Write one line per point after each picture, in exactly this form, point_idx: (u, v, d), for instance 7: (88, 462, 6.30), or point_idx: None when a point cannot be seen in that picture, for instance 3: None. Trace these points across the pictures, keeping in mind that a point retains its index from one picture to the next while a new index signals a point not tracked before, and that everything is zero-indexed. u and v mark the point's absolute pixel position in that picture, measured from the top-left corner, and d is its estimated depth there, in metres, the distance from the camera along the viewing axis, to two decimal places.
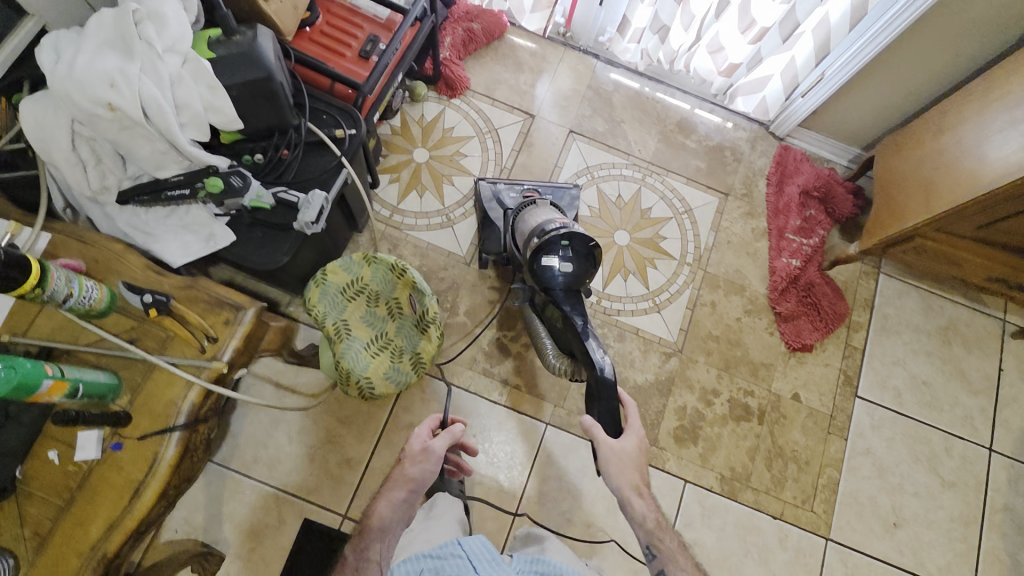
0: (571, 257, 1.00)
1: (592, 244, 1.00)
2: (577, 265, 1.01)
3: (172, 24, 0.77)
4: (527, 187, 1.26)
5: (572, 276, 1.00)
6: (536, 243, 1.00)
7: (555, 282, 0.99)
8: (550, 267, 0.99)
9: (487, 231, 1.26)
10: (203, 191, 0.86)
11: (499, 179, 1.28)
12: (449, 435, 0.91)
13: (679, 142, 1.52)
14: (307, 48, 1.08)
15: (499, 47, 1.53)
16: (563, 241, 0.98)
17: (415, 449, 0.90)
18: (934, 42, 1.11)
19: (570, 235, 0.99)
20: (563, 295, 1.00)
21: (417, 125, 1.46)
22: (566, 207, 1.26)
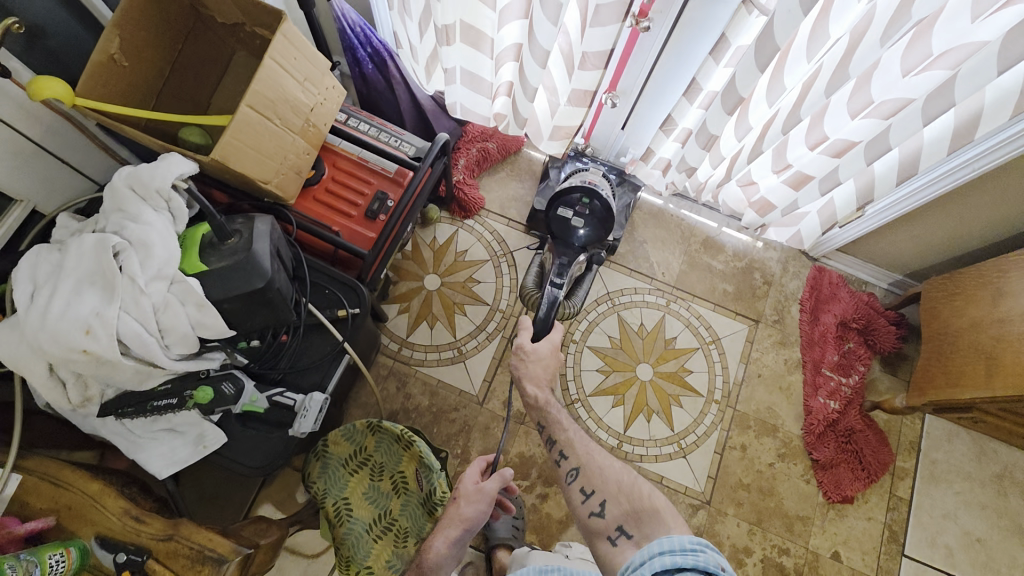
0: (585, 216, 1.15)
1: (608, 216, 1.15)
2: (587, 227, 1.16)
3: (158, 251, 0.71)
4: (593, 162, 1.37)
5: (578, 228, 1.16)
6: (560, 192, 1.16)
7: (564, 229, 1.16)
8: (566, 218, 1.15)
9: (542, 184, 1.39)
10: (192, 401, 0.80)
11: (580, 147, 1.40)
12: (500, 478, 0.94)
13: (704, 263, 1.43)
14: (310, 209, 1.03)
15: (516, 161, 1.47)
16: (583, 198, 1.13)
17: (470, 490, 0.94)
18: (990, 197, 1.03)
19: (592, 196, 1.13)
20: (562, 237, 1.18)
21: (429, 249, 1.40)
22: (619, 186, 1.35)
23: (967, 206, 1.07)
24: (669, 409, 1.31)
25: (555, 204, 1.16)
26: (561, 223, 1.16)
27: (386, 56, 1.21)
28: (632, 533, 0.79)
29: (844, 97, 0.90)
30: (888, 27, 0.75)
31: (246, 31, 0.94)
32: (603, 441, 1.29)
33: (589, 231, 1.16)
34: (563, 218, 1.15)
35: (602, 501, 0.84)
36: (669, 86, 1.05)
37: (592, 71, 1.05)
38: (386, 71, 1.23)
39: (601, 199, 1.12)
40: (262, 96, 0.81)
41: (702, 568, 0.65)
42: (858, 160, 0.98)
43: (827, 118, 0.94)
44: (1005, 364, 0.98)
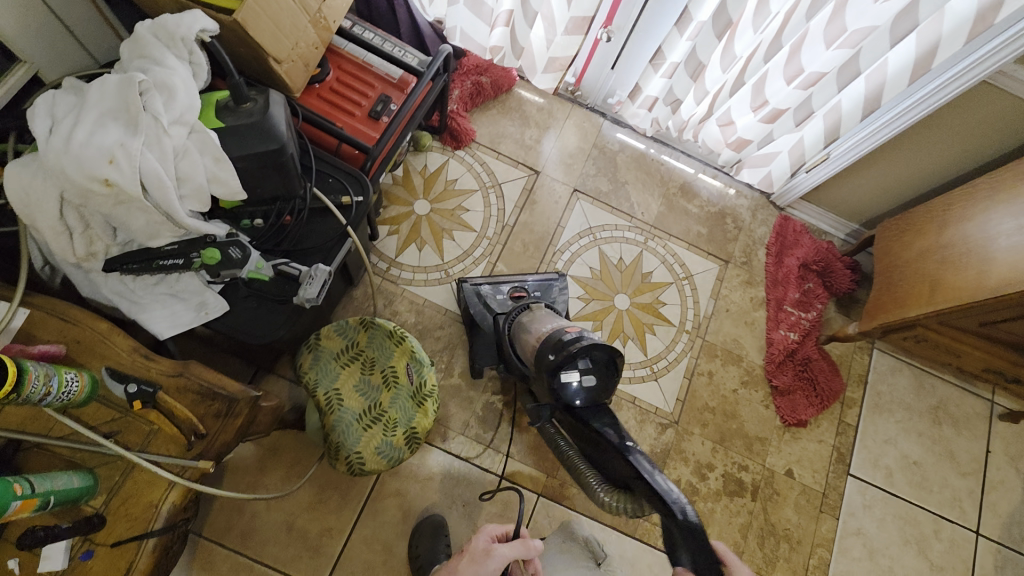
0: (591, 369, 0.88)
1: (613, 354, 0.87)
2: (596, 382, 0.88)
3: (180, 96, 0.73)
4: (513, 286, 1.22)
5: (593, 390, 0.88)
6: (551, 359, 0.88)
7: (573, 400, 0.87)
8: (571, 384, 0.87)
9: (477, 337, 1.21)
10: (199, 262, 0.82)
11: (481, 280, 1.23)
12: (519, 546, 0.78)
13: (681, 207, 1.51)
14: (314, 105, 1.05)
15: (507, 99, 1.51)
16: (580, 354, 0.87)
17: (478, 549, 0.78)
18: (939, 135, 1.15)
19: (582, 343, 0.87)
20: (579, 411, 0.88)
21: (420, 175, 1.43)
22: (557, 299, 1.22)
23: (918, 146, 1.19)
24: (643, 336, 1.39)
25: (554, 381, 0.87)
26: (575, 395, 0.87)
27: None
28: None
29: (822, 24, 0.99)
30: None
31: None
32: None
33: (605, 388, 0.89)
34: (570, 383, 0.87)
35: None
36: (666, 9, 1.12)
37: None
38: None
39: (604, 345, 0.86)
40: None
41: None
42: (829, 88, 1.09)
43: (806, 44, 1.03)
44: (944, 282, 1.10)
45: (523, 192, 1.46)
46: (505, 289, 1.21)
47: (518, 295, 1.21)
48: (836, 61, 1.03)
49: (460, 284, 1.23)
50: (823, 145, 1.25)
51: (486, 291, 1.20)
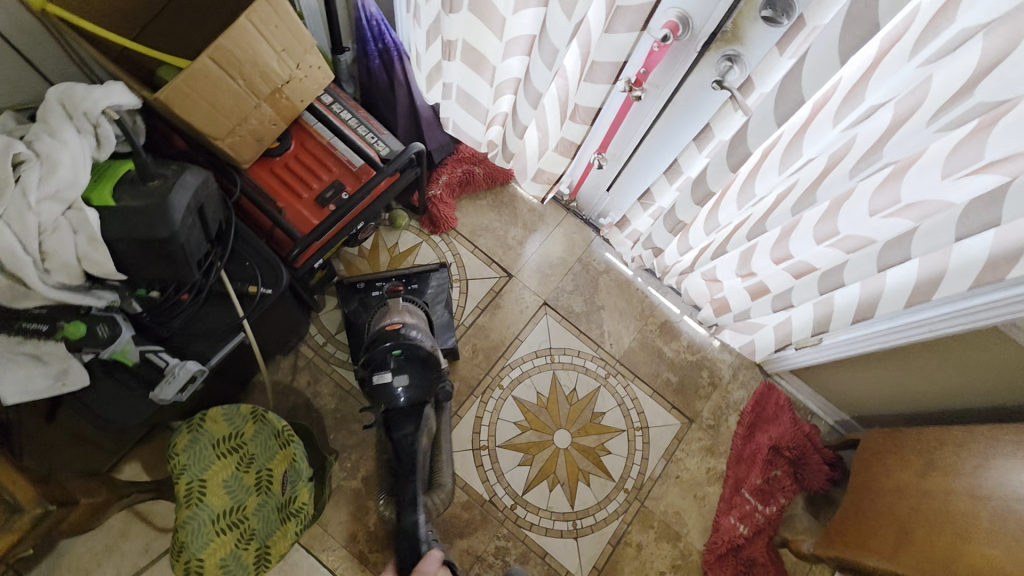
0: (405, 374, 1.02)
1: (423, 350, 1.03)
2: (408, 387, 1.02)
3: (62, 171, 0.69)
4: (389, 281, 1.23)
5: (410, 386, 1.02)
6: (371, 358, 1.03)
7: (393, 400, 1.01)
8: (386, 386, 1.01)
9: (349, 334, 1.21)
10: (61, 333, 0.77)
11: (358, 278, 1.22)
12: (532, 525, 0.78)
13: (656, 347, 1.39)
14: (262, 180, 1.00)
15: (500, 193, 1.44)
16: (392, 355, 1.02)
17: None
18: (940, 364, 0.99)
19: (392, 343, 1.03)
20: (397, 414, 1.02)
21: (387, 253, 1.36)
22: (433, 298, 1.26)
23: (917, 366, 1.04)
24: (575, 483, 1.26)
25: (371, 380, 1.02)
26: (399, 398, 1.02)
27: (401, 50, 1.24)
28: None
29: (812, 220, 0.84)
30: (860, 160, 0.71)
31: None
32: (498, 498, 1.24)
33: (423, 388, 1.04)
34: (382, 385, 1.02)
35: None
36: (658, 153, 1.03)
37: (580, 125, 1.05)
38: (390, 70, 1.25)
39: (416, 346, 1.03)
40: (229, 53, 0.79)
41: None
42: (809, 289, 0.96)
43: (794, 234, 0.88)
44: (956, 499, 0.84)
45: (489, 293, 1.37)
46: (384, 285, 1.23)
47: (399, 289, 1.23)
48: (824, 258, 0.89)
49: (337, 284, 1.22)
50: (812, 333, 1.08)
51: (359, 292, 1.22)
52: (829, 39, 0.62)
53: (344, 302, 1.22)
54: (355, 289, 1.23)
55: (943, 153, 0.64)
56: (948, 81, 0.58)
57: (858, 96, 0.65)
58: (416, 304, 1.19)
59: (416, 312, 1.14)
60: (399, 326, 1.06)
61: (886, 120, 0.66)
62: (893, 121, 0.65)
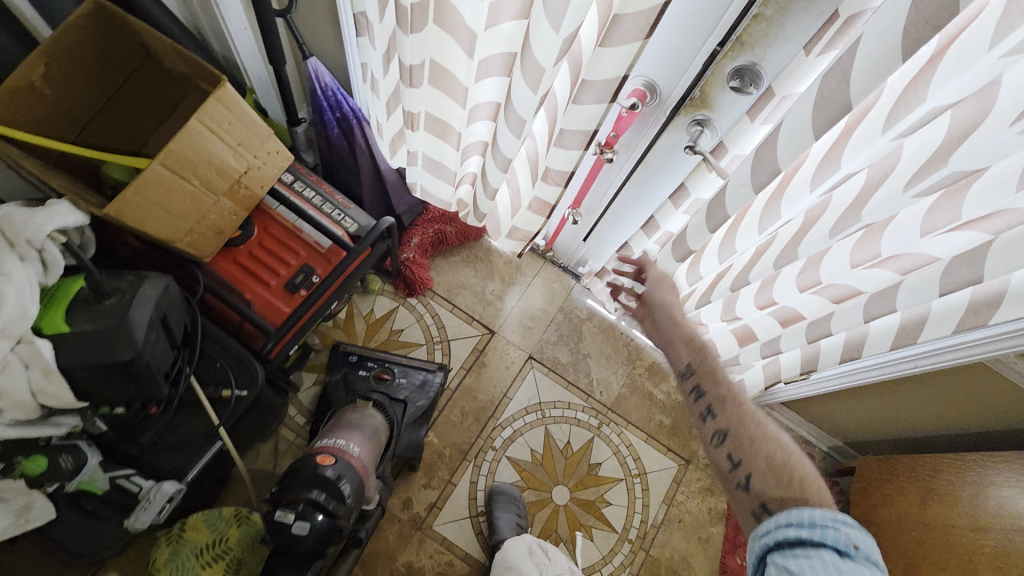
0: (312, 522, 0.83)
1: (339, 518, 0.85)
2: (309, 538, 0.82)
3: (9, 303, 0.64)
4: (379, 365, 1.22)
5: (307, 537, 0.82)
6: (290, 488, 0.87)
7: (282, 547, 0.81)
8: (283, 527, 0.82)
9: (319, 408, 1.20)
10: (19, 469, 0.72)
11: (353, 350, 1.23)
12: None
13: (645, 390, 1.38)
14: (228, 270, 0.96)
15: (474, 248, 1.44)
16: (311, 495, 0.85)
17: None
18: (929, 396, 1.00)
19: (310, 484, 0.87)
20: (287, 561, 0.82)
21: (364, 320, 1.34)
22: (412, 398, 1.21)
23: (906, 397, 1.05)
24: (578, 540, 1.23)
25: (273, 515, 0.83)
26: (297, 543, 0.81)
27: (362, 116, 1.22)
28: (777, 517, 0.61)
29: (793, 272, 0.85)
30: (838, 222, 0.70)
31: (191, 83, 0.93)
32: None
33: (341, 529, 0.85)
34: (279, 525, 0.82)
35: (751, 476, 0.66)
36: (636, 204, 1.03)
37: (552, 186, 1.04)
38: (351, 138, 1.23)
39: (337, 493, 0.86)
40: (181, 156, 0.75)
41: (832, 548, 0.54)
42: (797, 336, 0.96)
43: (777, 284, 0.88)
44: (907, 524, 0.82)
45: (472, 353, 1.36)
46: (370, 369, 1.21)
47: (386, 378, 1.21)
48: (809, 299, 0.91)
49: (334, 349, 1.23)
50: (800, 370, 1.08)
51: (350, 364, 1.22)
52: (800, 116, 0.60)
53: (332, 370, 1.22)
54: (347, 361, 1.22)
55: (920, 212, 0.64)
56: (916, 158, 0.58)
57: (833, 164, 0.64)
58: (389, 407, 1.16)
59: (379, 427, 1.10)
60: (331, 462, 0.90)
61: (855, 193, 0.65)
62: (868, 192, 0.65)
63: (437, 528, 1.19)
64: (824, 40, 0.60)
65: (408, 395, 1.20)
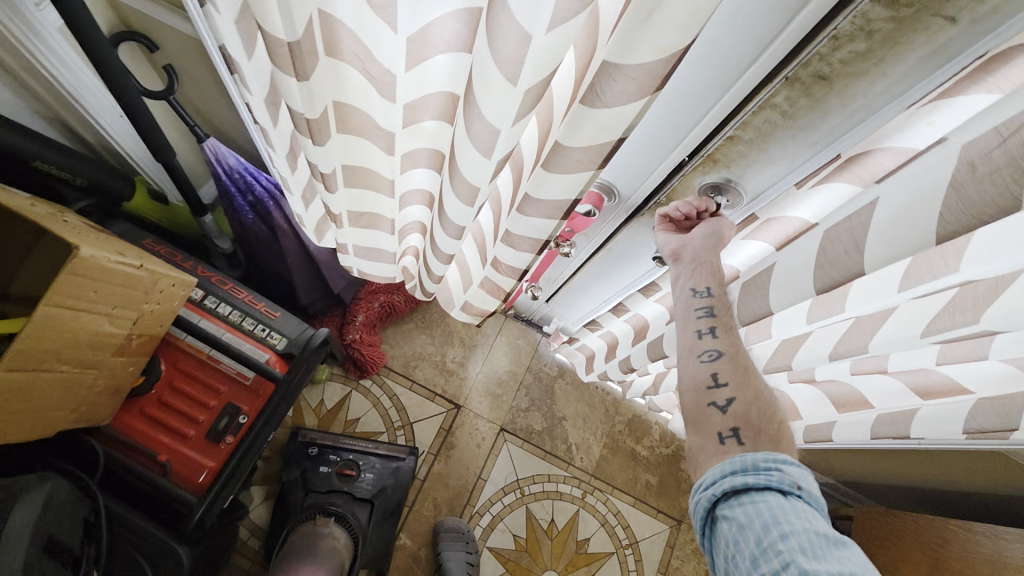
0: None
1: None
2: None
3: None
4: (343, 459, 1.07)
5: None
6: None
7: None
8: None
9: (276, 509, 1.06)
10: None
11: (313, 442, 1.08)
12: None
13: (628, 448, 1.29)
14: (131, 429, 0.79)
15: (428, 312, 1.31)
16: None
17: None
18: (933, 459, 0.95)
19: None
20: None
21: (314, 414, 1.19)
22: (385, 493, 1.07)
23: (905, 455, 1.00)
24: None
25: None
26: None
27: (279, 194, 1.03)
28: (750, 445, 0.49)
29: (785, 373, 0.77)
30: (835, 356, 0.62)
31: None
32: None
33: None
34: None
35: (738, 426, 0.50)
36: (598, 280, 0.92)
37: (506, 276, 0.91)
38: (269, 220, 1.05)
39: None
40: (33, 353, 0.57)
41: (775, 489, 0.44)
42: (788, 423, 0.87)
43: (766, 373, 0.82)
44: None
45: (439, 434, 1.23)
46: (332, 464, 1.06)
47: (350, 476, 1.06)
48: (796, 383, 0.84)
49: (293, 438, 1.09)
50: None
51: (309, 459, 1.07)
52: (806, 264, 0.47)
53: (288, 468, 1.07)
54: (305, 455, 1.07)
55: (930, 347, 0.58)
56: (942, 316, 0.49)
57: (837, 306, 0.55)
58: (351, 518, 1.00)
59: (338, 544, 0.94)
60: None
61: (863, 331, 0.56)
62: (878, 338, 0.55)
63: None
64: (816, 178, 0.48)
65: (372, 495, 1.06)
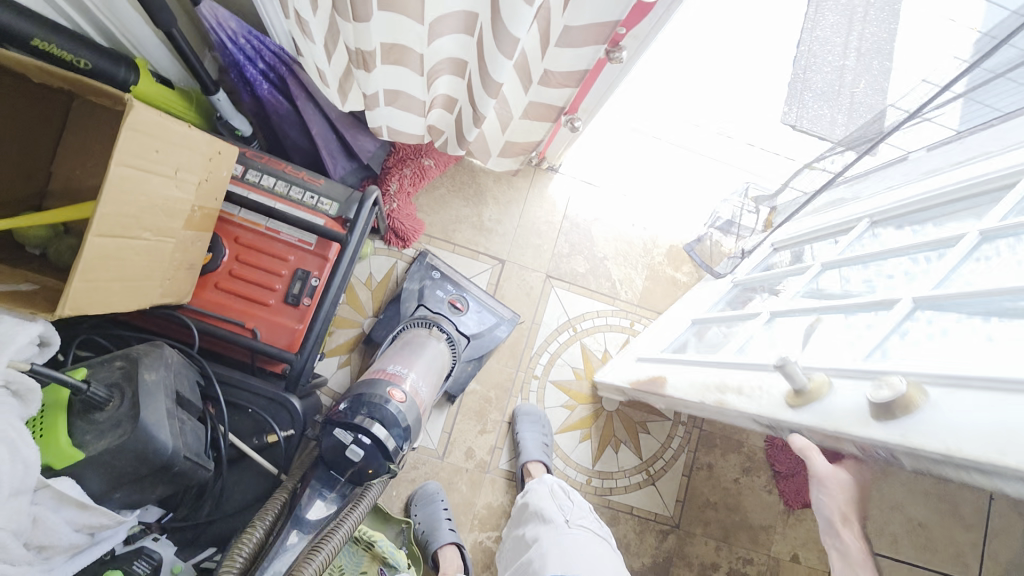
0: (366, 449, 0.75)
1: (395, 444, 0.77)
2: (368, 455, 0.75)
3: (22, 454, 0.52)
4: (457, 292, 1.16)
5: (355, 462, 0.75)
6: (342, 409, 0.78)
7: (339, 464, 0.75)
8: (338, 444, 0.75)
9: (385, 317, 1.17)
10: None
11: (439, 266, 1.17)
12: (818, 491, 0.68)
13: (669, 277, 1.35)
14: (213, 303, 0.83)
15: (457, 174, 1.29)
16: (371, 415, 0.77)
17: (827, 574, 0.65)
18: None
19: (369, 414, 0.77)
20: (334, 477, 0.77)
21: (366, 288, 1.22)
22: (484, 334, 1.15)
23: None
24: (637, 437, 1.28)
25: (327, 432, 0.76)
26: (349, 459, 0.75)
27: (290, 59, 0.97)
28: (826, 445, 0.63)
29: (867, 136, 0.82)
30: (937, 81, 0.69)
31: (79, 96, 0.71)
32: (571, 480, 1.24)
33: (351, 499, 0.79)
34: (337, 444, 0.75)
35: None
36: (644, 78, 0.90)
37: (558, 89, 0.83)
38: (285, 88, 1.00)
39: (392, 425, 0.77)
40: (117, 215, 0.58)
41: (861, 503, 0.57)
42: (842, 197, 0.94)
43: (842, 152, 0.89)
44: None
45: (489, 288, 1.27)
46: (448, 292, 1.15)
47: (460, 309, 1.15)
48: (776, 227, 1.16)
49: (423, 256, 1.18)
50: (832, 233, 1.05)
51: (433, 280, 1.16)
52: None
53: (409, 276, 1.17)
54: (429, 275, 1.17)
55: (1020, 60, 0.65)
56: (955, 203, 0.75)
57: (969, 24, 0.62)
58: (456, 342, 1.09)
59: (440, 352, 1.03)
60: (402, 400, 0.82)
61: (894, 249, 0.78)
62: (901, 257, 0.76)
63: (504, 467, 1.22)
64: None
65: (473, 331, 1.14)
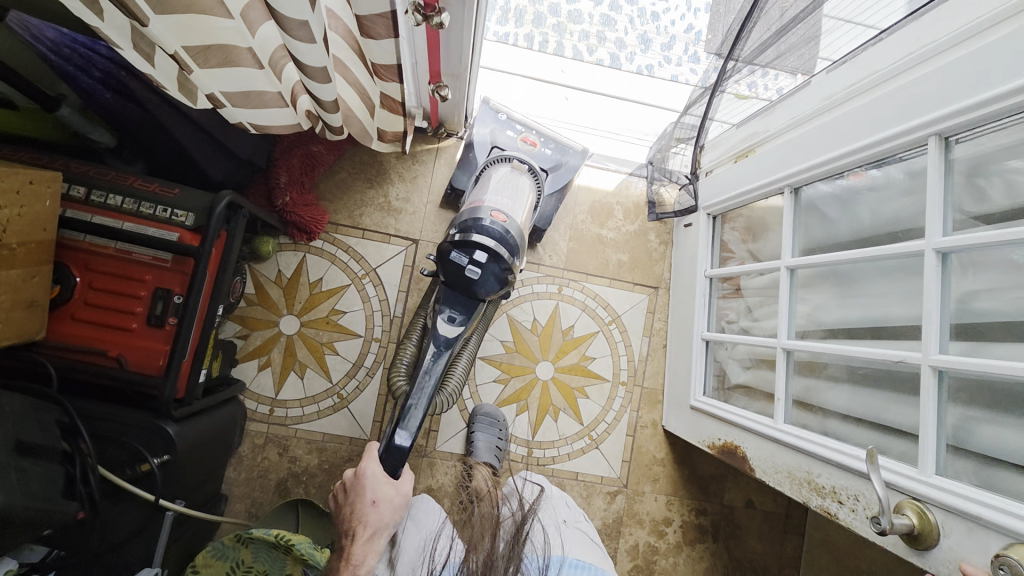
0: (481, 269, 0.85)
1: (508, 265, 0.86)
2: (485, 279, 0.86)
3: None
4: (527, 129, 1.14)
5: (473, 281, 0.85)
6: (456, 232, 0.87)
7: (463, 279, 0.86)
8: (459, 266, 0.85)
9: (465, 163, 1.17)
10: None
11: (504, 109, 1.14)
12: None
13: (594, 235, 1.29)
14: (75, 333, 0.81)
15: (356, 156, 1.23)
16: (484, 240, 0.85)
17: None
18: None
19: (478, 234, 0.85)
20: (462, 302, 0.89)
21: (277, 286, 1.19)
22: (560, 168, 1.15)
23: None
24: (575, 403, 1.26)
25: (446, 251, 0.86)
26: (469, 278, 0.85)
27: (124, 61, 0.87)
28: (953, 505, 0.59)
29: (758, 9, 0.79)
30: None
31: None
32: (512, 454, 1.23)
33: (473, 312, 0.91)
34: (457, 267, 0.85)
35: None
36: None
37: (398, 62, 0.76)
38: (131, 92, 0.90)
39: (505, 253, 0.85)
40: None
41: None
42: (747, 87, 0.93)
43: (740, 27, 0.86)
44: (852, 296, 0.79)
45: (405, 272, 1.23)
46: (518, 131, 1.14)
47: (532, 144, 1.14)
48: (704, 188, 1.17)
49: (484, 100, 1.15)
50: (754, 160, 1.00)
51: (499, 123, 1.15)
52: None
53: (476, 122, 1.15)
54: (499, 118, 1.14)
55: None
56: (900, 167, 0.72)
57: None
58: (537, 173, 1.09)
59: (515, 181, 1.02)
60: (506, 221, 0.88)
61: (852, 249, 0.78)
62: (860, 261, 0.77)
63: (441, 449, 1.21)
64: None
65: (550, 169, 1.14)
